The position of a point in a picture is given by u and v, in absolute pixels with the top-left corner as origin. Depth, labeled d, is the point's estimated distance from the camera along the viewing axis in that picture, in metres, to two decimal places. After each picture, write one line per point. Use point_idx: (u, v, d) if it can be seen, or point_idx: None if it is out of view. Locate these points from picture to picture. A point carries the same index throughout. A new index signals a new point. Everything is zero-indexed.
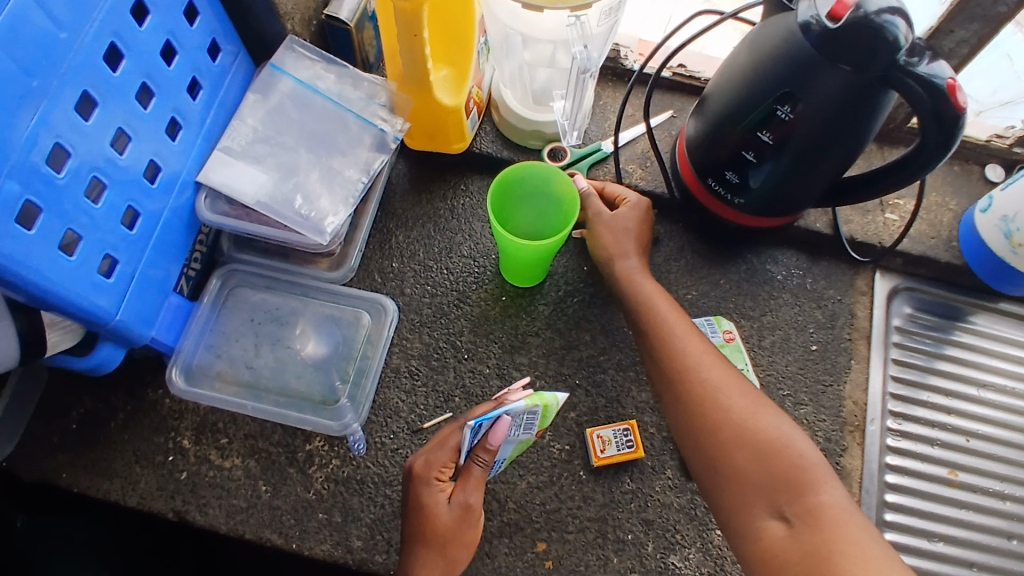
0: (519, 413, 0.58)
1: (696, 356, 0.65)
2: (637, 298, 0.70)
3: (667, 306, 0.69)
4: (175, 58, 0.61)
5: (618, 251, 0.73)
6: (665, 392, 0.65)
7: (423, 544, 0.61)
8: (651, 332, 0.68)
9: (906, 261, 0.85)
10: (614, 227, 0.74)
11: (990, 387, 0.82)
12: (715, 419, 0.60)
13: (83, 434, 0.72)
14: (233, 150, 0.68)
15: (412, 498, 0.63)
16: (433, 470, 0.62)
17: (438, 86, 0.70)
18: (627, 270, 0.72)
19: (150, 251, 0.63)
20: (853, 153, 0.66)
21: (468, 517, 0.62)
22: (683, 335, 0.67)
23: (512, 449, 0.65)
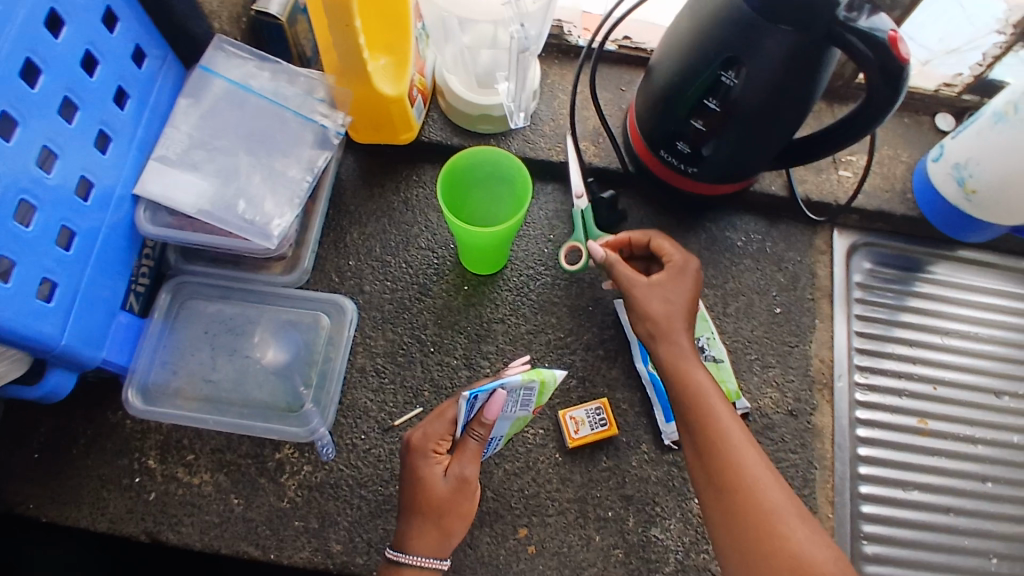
0: (516, 388, 0.57)
1: (757, 471, 0.58)
2: (691, 391, 0.62)
3: (724, 404, 0.62)
4: (97, 67, 0.58)
5: (664, 332, 0.66)
6: (714, 501, 0.58)
7: (420, 515, 0.61)
8: (707, 432, 0.60)
9: (863, 217, 0.85)
10: (658, 304, 0.66)
11: (953, 334, 0.83)
12: (773, 548, 0.55)
13: (44, 463, 0.70)
14: (169, 159, 0.66)
15: (408, 469, 0.62)
16: (430, 443, 0.61)
17: (377, 76, 0.68)
18: (674, 354, 0.65)
19: (91, 271, 0.60)
20: (802, 114, 0.66)
21: (464, 491, 0.61)
22: (742, 442, 0.60)
23: (512, 428, 0.63)
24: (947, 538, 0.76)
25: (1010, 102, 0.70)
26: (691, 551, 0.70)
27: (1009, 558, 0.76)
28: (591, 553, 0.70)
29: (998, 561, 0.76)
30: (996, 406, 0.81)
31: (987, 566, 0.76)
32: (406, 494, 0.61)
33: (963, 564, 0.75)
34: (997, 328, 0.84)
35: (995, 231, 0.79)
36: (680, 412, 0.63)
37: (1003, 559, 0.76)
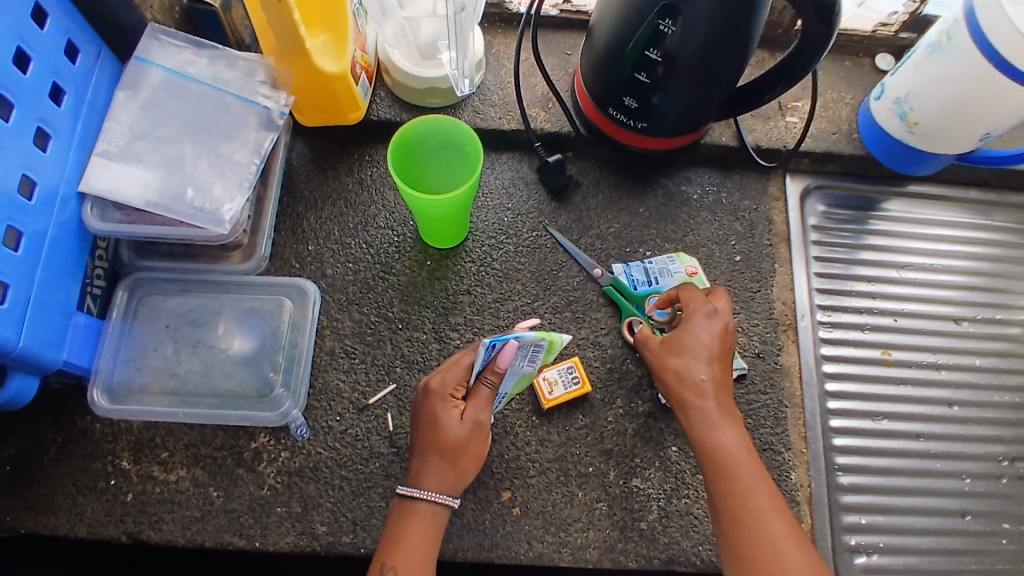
0: (527, 344, 0.58)
1: (781, 544, 0.56)
2: (716, 455, 0.61)
3: (749, 467, 0.60)
4: (29, 63, 0.57)
5: (687, 394, 0.63)
6: (734, 570, 0.57)
7: (437, 455, 0.61)
8: (729, 499, 0.59)
9: (813, 161, 0.87)
10: (675, 371, 0.64)
11: (909, 266, 0.85)
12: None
13: (16, 474, 0.68)
14: (112, 153, 0.65)
15: (424, 412, 0.62)
16: (448, 388, 0.62)
17: (317, 54, 0.68)
18: (702, 418, 0.62)
19: (42, 272, 0.59)
20: (742, 59, 0.67)
21: (479, 436, 0.62)
22: (767, 510, 0.58)
23: (516, 385, 0.65)
24: (919, 463, 0.78)
25: (941, 31, 0.72)
26: (672, 498, 0.72)
27: (981, 477, 0.79)
28: (575, 509, 0.71)
29: (971, 481, 0.78)
30: (956, 332, 0.84)
31: (961, 486, 0.78)
32: (423, 438, 0.62)
33: (938, 486, 0.77)
34: (950, 257, 0.87)
35: (941, 162, 0.81)
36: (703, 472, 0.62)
37: (975, 478, 0.78)
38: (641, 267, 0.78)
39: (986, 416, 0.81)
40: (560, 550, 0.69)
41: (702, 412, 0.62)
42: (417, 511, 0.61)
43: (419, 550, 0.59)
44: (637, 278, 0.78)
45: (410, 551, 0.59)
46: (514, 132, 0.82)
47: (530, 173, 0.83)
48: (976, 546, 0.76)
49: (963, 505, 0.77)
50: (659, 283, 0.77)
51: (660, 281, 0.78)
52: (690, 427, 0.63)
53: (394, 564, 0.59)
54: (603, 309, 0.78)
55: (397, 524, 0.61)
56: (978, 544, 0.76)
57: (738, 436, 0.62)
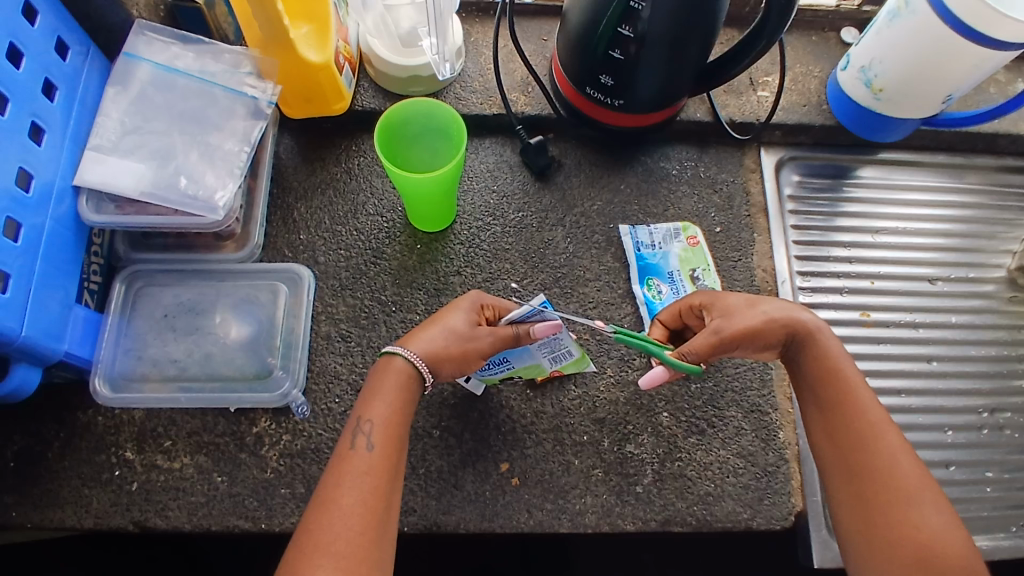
0: (562, 344, 0.69)
1: (896, 457, 0.59)
2: (832, 372, 0.63)
3: (863, 389, 0.62)
4: (22, 60, 0.59)
5: (799, 323, 0.65)
6: (846, 474, 0.59)
7: (443, 326, 0.65)
8: (846, 417, 0.61)
9: (786, 133, 0.90)
10: (779, 308, 0.66)
11: (883, 231, 0.88)
12: (903, 531, 0.56)
13: (21, 471, 0.69)
14: (105, 147, 0.67)
15: (456, 302, 0.68)
16: (483, 300, 0.68)
17: (301, 43, 0.70)
18: (812, 339, 0.65)
19: (42, 264, 0.61)
20: (712, 31, 0.69)
21: (477, 350, 0.65)
22: (882, 427, 0.60)
23: (524, 370, 0.73)
24: (903, 418, 0.81)
25: None
26: (666, 461, 0.73)
27: (963, 429, 0.81)
28: (573, 476, 0.72)
29: (954, 433, 0.81)
30: (931, 291, 0.86)
31: (943, 438, 0.81)
32: (438, 314, 0.66)
33: (920, 440, 0.80)
34: (921, 220, 0.90)
35: (909, 126, 0.84)
36: (814, 392, 0.63)
37: (957, 430, 0.81)
38: (646, 230, 0.82)
39: (964, 372, 0.84)
40: (559, 516, 0.71)
41: (814, 339, 0.65)
42: (395, 367, 0.63)
43: (394, 407, 0.61)
44: (642, 240, 0.82)
45: (385, 406, 0.61)
46: (497, 116, 0.84)
47: (513, 156, 0.85)
48: (960, 496, 0.79)
49: (946, 456, 0.80)
50: (663, 247, 0.81)
51: (663, 247, 0.81)
52: (801, 353, 0.65)
53: (370, 416, 0.60)
54: (590, 284, 0.80)
55: (375, 381, 0.62)
56: (962, 493, 0.79)
57: (852, 361, 0.64)
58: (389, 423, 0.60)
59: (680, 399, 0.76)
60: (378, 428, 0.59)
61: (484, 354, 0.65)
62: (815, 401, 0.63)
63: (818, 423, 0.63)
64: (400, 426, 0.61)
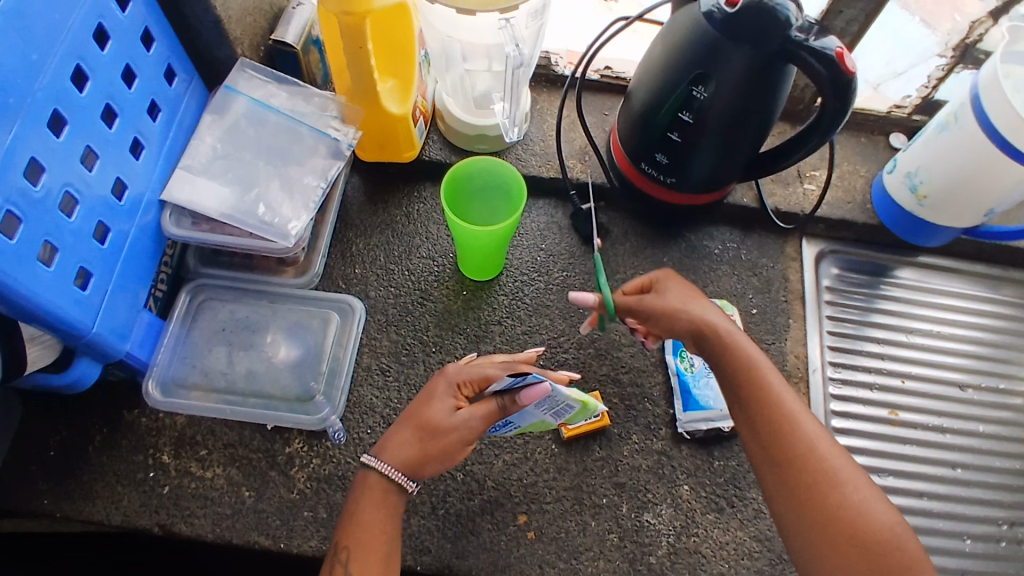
0: (559, 401, 0.63)
1: (813, 440, 0.59)
2: (744, 362, 0.63)
3: (773, 373, 0.63)
4: (135, 81, 0.65)
5: (708, 313, 0.66)
6: (775, 467, 0.59)
7: (414, 424, 0.63)
8: (761, 405, 0.61)
9: (828, 227, 0.93)
10: (694, 297, 0.67)
11: (917, 332, 0.89)
12: (833, 514, 0.56)
13: (61, 461, 0.72)
14: (195, 168, 0.73)
15: (428, 390, 0.66)
16: (459, 378, 0.65)
17: (385, 96, 0.76)
18: (722, 327, 0.65)
19: (121, 268, 0.66)
20: (766, 123, 0.73)
21: (460, 433, 0.63)
22: (797, 409, 0.61)
23: (531, 425, 0.72)
24: (921, 520, 0.80)
25: (951, 112, 0.79)
26: (681, 534, 0.74)
27: (981, 539, 0.80)
28: (588, 538, 0.73)
29: (971, 542, 0.80)
30: (962, 398, 0.87)
31: (961, 546, 0.79)
32: (413, 408, 0.65)
33: (938, 545, 0.79)
34: (955, 327, 0.91)
35: (949, 234, 0.87)
36: (729, 384, 0.64)
37: (976, 540, 0.80)
38: None
39: (989, 482, 0.83)
40: None
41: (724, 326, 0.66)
42: (370, 482, 0.63)
43: (376, 525, 0.61)
44: None
45: (367, 526, 0.61)
46: (552, 179, 0.89)
47: (563, 219, 0.89)
48: None
49: (962, 565, 0.79)
50: None
51: None
52: (711, 342, 0.65)
53: (350, 543, 0.60)
54: (624, 349, 0.82)
55: (353, 502, 0.62)
56: None
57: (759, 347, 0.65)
58: (371, 546, 0.60)
59: (702, 474, 0.76)
60: (358, 553, 0.60)
61: (466, 441, 0.63)
62: (731, 392, 0.64)
63: (739, 416, 0.63)
64: (382, 542, 0.61)
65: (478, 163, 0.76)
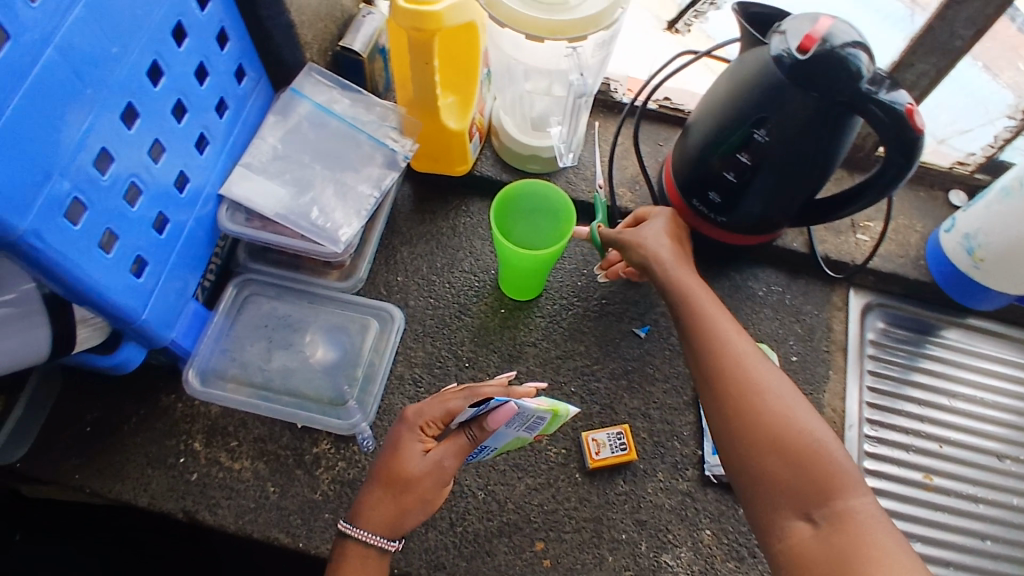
0: (529, 413, 0.59)
1: (740, 357, 0.63)
2: (681, 290, 0.69)
3: (709, 300, 0.68)
4: (206, 78, 0.67)
5: (653, 248, 0.72)
6: (707, 387, 0.63)
7: (383, 479, 0.62)
8: (694, 329, 0.66)
9: (877, 279, 0.91)
10: (647, 231, 0.74)
11: (959, 397, 0.87)
12: (755, 423, 0.59)
13: (96, 438, 0.74)
14: (254, 166, 0.74)
15: (393, 439, 0.64)
16: (422, 420, 0.64)
17: (444, 111, 0.77)
18: (665, 262, 0.71)
19: (174, 258, 0.68)
20: (825, 172, 0.72)
21: (435, 477, 0.62)
22: (728, 330, 0.65)
23: (509, 443, 0.68)
24: None
25: (1016, 177, 0.76)
26: None
27: None
28: (603, 572, 0.72)
29: None
30: (1002, 469, 0.83)
31: None
32: (380, 463, 0.63)
33: None
34: (1002, 395, 0.88)
35: (1004, 300, 0.84)
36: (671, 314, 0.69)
37: None
38: None
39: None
40: None
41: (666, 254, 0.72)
42: (352, 550, 0.62)
43: None
44: None
45: None
46: (601, 206, 0.89)
47: None
48: None
49: None
50: None
51: None
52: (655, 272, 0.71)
53: None
54: (658, 383, 0.81)
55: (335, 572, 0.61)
56: None
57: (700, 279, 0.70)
58: None
59: (726, 521, 0.75)
60: None
61: (440, 483, 0.62)
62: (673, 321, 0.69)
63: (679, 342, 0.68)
64: None
65: (525, 184, 0.76)
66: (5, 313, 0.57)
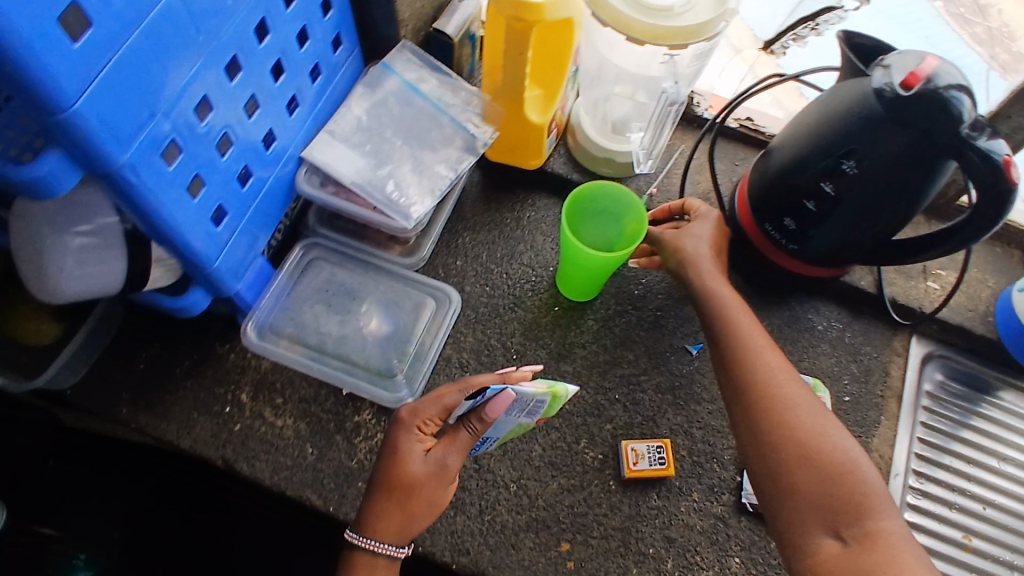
0: (527, 396, 0.60)
1: (771, 370, 0.65)
2: (716, 300, 0.70)
3: (742, 313, 0.69)
4: (306, 42, 0.68)
5: (692, 256, 0.74)
6: (737, 397, 0.65)
7: (387, 486, 0.63)
8: (728, 339, 0.68)
9: (942, 330, 0.88)
10: (689, 237, 0.75)
11: (1011, 461, 0.83)
12: (782, 435, 0.61)
13: (149, 376, 0.76)
14: (337, 133, 0.75)
15: (392, 444, 0.65)
16: (418, 420, 0.65)
17: (529, 103, 0.77)
18: (703, 271, 0.73)
19: (251, 212, 0.69)
20: (907, 214, 0.70)
21: (442, 475, 0.64)
22: (760, 343, 0.67)
23: (510, 431, 0.69)
24: None
25: None
26: None
27: None
28: None
29: None
30: None
31: None
32: (382, 469, 0.64)
33: None
34: None
35: None
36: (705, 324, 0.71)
37: None
38: None
39: None
40: None
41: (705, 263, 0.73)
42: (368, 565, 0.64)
43: None
44: None
45: None
46: None
47: None
48: None
49: None
50: None
51: None
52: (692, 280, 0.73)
53: None
54: (703, 403, 0.80)
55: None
56: None
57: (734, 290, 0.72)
58: None
59: (756, 552, 0.74)
60: None
61: (446, 481, 0.64)
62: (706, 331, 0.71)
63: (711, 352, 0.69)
64: None
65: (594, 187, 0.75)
66: (85, 243, 0.58)
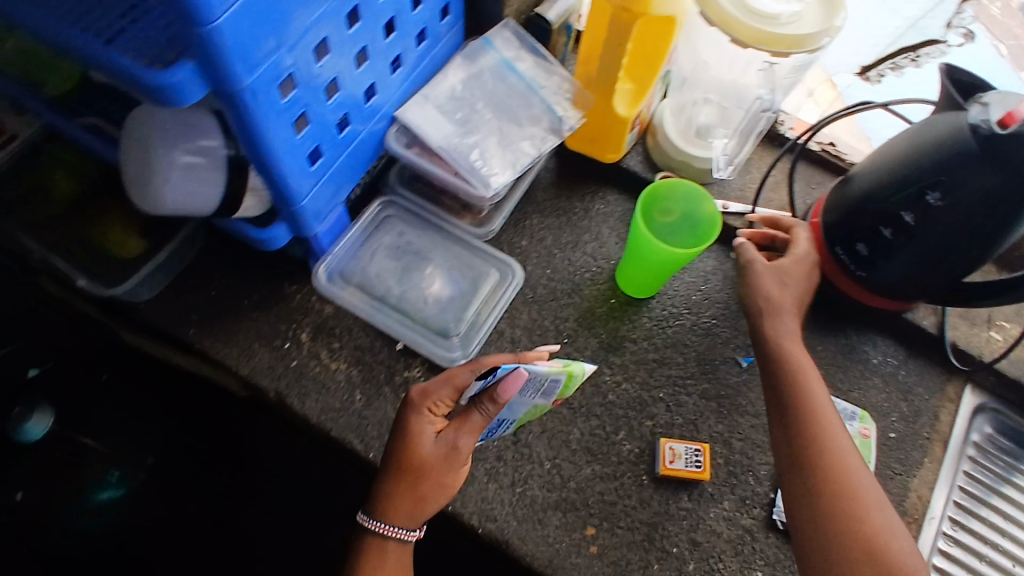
0: (542, 376, 0.61)
1: (839, 441, 0.65)
2: (792, 360, 0.70)
3: (815, 378, 0.70)
4: (419, 5, 0.71)
5: (776, 308, 0.74)
6: (800, 460, 0.66)
7: (399, 469, 0.66)
8: (800, 401, 0.68)
9: (998, 383, 0.86)
10: (775, 285, 0.75)
11: None
12: (842, 507, 0.62)
13: (218, 303, 0.80)
14: (432, 98, 0.78)
15: (403, 425, 0.66)
16: (429, 402, 0.66)
17: (618, 95, 0.79)
18: (783, 327, 0.73)
19: (342, 159, 0.72)
20: (985, 256, 0.70)
21: (453, 457, 0.65)
22: (830, 412, 0.67)
23: (527, 414, 0.70)
24: None
25: None
26: None
27: None
28: None
29: None
30: None
31: None
32: (394, 451, 0.66)
33: None
34: None
35: None
36: (774, 380, 0.71)
37: None
38: None
39: None
40: None
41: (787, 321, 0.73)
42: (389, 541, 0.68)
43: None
44: None
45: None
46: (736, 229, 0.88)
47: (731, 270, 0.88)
48: None
49: None
50: None
51: None
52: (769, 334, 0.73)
53: None
54: (747, 416, 0.80)
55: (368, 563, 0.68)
56: None
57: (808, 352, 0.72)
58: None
59: (780, 569, 0.73)
60: None
61: (459, 463, 0.66)
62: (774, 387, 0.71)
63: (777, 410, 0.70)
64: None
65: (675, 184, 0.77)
66: (192, 161, 0.61)
